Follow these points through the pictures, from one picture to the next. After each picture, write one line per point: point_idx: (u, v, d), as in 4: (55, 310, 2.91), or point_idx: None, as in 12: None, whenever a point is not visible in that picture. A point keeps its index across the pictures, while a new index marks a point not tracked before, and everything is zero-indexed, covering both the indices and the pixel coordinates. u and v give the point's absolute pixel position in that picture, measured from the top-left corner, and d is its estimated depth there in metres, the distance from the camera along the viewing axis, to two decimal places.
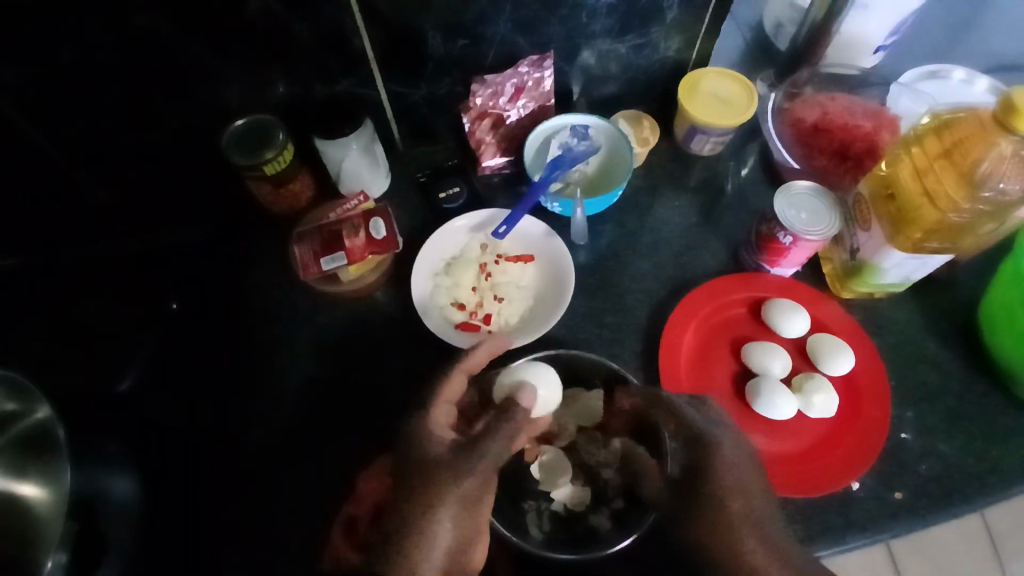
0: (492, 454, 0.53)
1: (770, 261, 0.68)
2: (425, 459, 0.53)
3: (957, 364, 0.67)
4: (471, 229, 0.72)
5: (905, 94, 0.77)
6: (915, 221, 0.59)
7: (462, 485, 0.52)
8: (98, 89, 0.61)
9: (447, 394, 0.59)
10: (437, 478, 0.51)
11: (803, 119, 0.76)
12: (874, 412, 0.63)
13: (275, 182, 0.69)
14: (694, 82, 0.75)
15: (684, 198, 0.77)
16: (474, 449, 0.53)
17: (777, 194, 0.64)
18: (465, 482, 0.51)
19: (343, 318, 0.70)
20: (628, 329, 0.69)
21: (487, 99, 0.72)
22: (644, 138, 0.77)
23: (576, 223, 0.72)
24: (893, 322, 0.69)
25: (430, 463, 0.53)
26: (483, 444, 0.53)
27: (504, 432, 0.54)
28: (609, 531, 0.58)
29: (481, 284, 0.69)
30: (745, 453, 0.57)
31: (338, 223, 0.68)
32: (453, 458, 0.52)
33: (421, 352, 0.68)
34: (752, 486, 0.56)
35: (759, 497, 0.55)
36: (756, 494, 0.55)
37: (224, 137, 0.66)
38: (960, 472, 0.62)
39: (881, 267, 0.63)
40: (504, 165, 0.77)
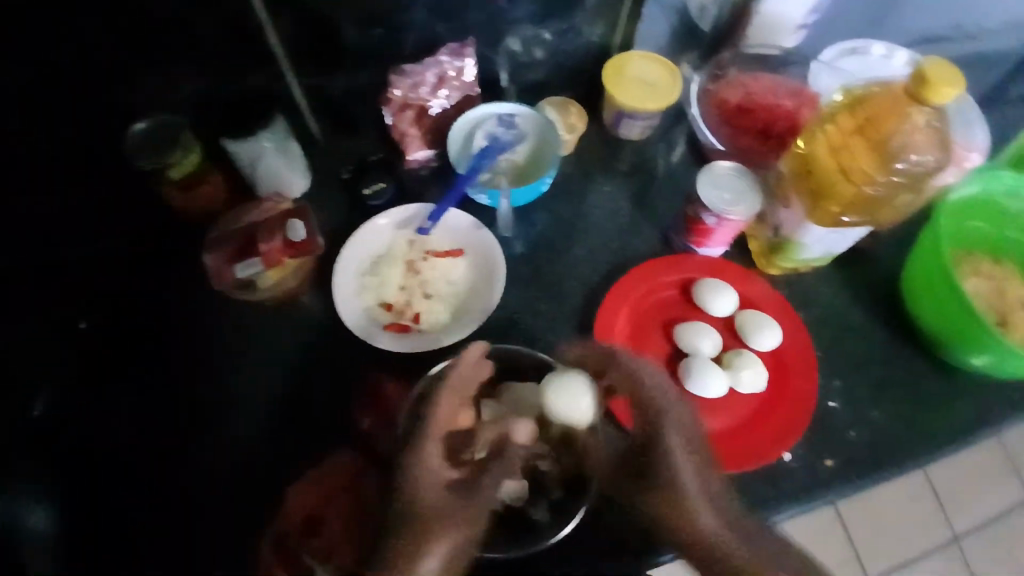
0: (486, 497, 0.50)
1: (697, 242, 0.69)
2: (421, 498, 0.49)
3: (883, 333, 0.69)
4: (396, 226, 0.69)
5: (824, 71, 0.78)
6: (832, 196, 0.60)
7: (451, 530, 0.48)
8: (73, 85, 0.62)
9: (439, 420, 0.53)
10: (434, 519, 0.48)
11: (727, 100, 0.77)
12: (802, 384, 0.63)
13: (185, 186, 0.66)
14: (620, 65, 0.74)
15: (615, 182, 0.77)
16: (471, 493, 0.50)
17: (700, 176, 0.64)
18: (456, 526, 0.48)
19: (268, 323, 0.67)
20: (562, 318, 0.69)
21: (407, 90, 0.70)
22: (572, 124, 0.76)
23: (502, 213, 0.71)
24: (820, 294, 0.70)
25: (427, 498, 0.49)
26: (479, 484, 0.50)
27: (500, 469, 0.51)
28: (546, 523, 0.59)
29: (410, 282, 0.67)
30: (685, 429, 0.56)
31: (254, 226, 0.65)
32: (445, 504, 0.49)
33: (351, 353, 0.66)
34: (696, 469, 0.55)
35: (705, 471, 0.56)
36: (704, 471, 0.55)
37: (128, 140, 0.64)
38: (888, 437, 0.64)
39: (804, 243, 0.63)
40: (432, 157, 0.73)
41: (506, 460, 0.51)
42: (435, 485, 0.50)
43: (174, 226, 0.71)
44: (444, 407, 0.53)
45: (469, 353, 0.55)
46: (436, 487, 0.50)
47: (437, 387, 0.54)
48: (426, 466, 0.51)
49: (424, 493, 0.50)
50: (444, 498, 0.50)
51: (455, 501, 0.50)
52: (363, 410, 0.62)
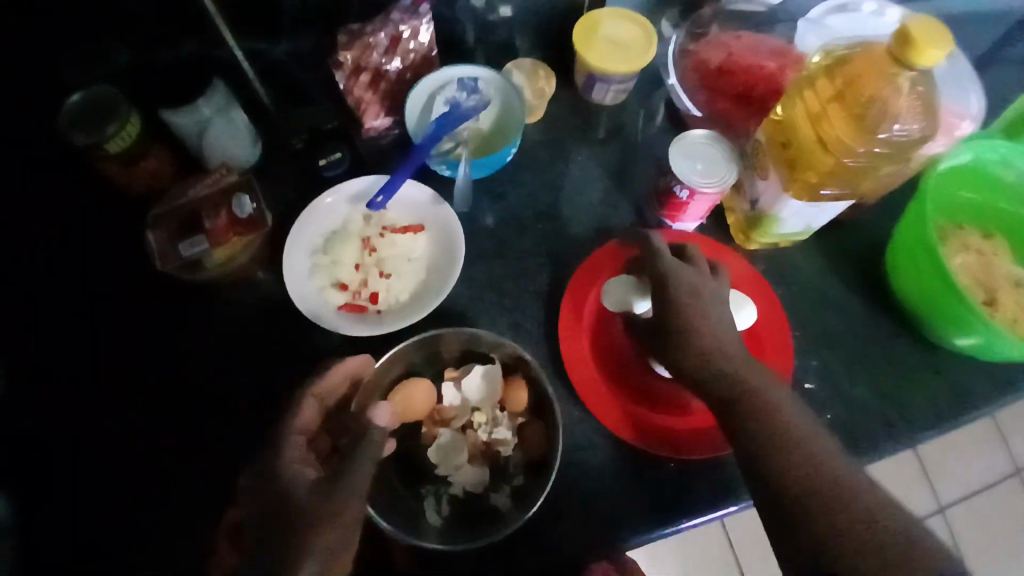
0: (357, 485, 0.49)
1: (671, 217, 0.65)
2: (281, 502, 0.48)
3: (862, 308, 0.66)
4: (351, 201, 0.65)
5: (812, 31, 0.70)
6: (809, 166, 0.56)
7: (323, 531, 0.46)
8: None
9: (298, 424, 0.53)
10: (302, 521, 0.46)
11: (707, 61, 0.72)
12: (777, 365, 0.61)
13: (124, 162, 0.61)
14: (591, 24, 0.69)
15: (587, 150, 0.73)
16: (344, 481, 0.49)
17: (672, 146, 0.60)
18: (326, 526, 0.46)
19: (219, 305, 0.64)
20: (529, 297, 0.65)
21: (360, 53, 0.64)
22: (541, 89, 0.72)
23: (461, 186, 0.67)
24: (801, 270, 0.67)
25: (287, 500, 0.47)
26: (342, 475, 0.49)
27: (365, 456, 0.50)
28: (508, 510, 0.56)
29: (365, 261, 0.63)
30: (699, 287, 0.56)
31: (196, 202, 0.61)
32: (312, 504, 0.47)
33: (307, 334, 0.63)
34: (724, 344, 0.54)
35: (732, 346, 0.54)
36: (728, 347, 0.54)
37: (64, 112, 0.59)
38: (865, 416, 0.62)
39: (780, 218, 0.60)
40: (392, 125, 0.69)
41: (376, 442, 0.51)
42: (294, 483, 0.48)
43: (117, 202, 0.67)
44: (304, 414, 0.53)
45: (347, 360, 0.56)
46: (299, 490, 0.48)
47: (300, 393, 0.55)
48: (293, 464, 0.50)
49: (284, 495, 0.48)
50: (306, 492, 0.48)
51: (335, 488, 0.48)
52: None
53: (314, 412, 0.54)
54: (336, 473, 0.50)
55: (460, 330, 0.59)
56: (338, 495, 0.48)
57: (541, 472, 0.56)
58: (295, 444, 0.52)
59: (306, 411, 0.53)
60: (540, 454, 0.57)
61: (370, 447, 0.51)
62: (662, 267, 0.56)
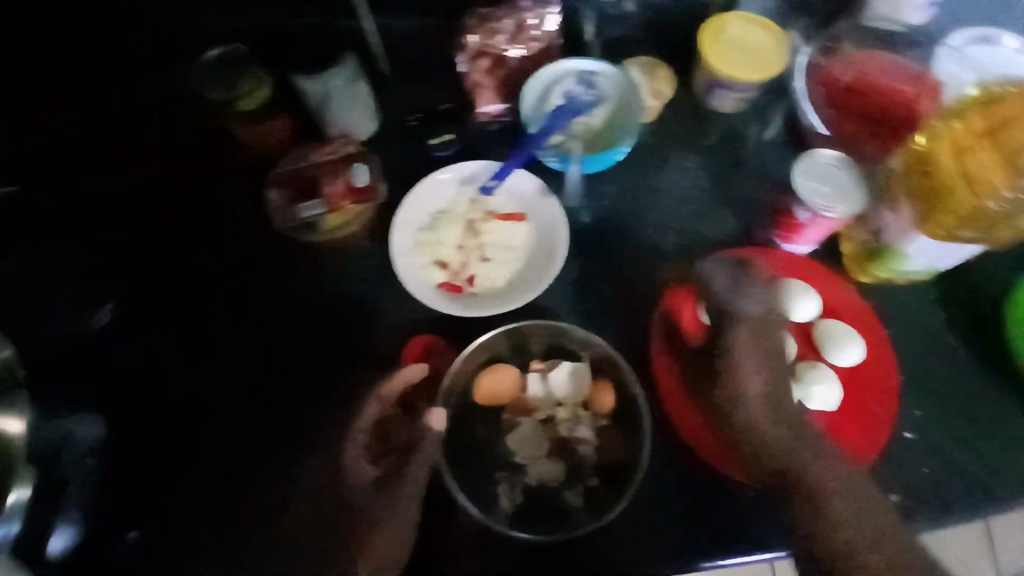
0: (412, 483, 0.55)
1: (784, 237, 0.64)
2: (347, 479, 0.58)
3: (972, 363, 0.62)
4: (459, 182, 0.66)
5: (950, 57, 0.67)
6: (947, 204, 0.52)
7: (380, 531, 0.54)
8: None
9: (362, 422, 0.59)
10: (366, 528, 0.54)
11: (838, 79, 0.68)
12: (876, 408, 0.59)
13: (250, 122, 0.64)
14: (719, 27, 0.67)
15: (697, 158, 0.70)
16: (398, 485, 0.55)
17: (798, 162, 0.59)
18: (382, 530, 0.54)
19: (321, 273, 0.66)
20: (621, 302, 0.65)
21: (484, 36, 0.65)
22: (659, 90, 0.70)
23: (570, 181, 0.68)
24: (913, 311, 0.64)
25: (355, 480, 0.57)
26: (399, 477, 0.55)
27: (417, 462, 0.55)
28: (580, 510, 0.57)
29: (467, 243, 0.64)
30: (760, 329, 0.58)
31: (317, 168, 0.64)
32: (370, 502, 0.56)
33: (401, 311, 0.64)
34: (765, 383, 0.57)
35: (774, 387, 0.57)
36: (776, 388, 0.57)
37: (199, 65, 0.63)
38: (960, 478, 0.58)
39: (905, 253, 0.58)
40: (503, 112, 0.68)
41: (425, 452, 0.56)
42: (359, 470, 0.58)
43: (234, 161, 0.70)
44: (367, 414, 0.59)
45: (406, 367, 0.59)
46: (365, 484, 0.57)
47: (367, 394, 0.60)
48: (354, 462, 0.58)
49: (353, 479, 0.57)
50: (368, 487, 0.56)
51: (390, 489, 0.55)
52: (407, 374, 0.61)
53: (376, 410, 0.59)
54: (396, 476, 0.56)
55: (542, 325, 0.59)
56: (397, 496, 0.55)
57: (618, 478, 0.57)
58: (355, 445, 0.59)
59: (369, 411, 0.59)
60: (620, 461, 0.57)
61: (419, 457, 0.56)
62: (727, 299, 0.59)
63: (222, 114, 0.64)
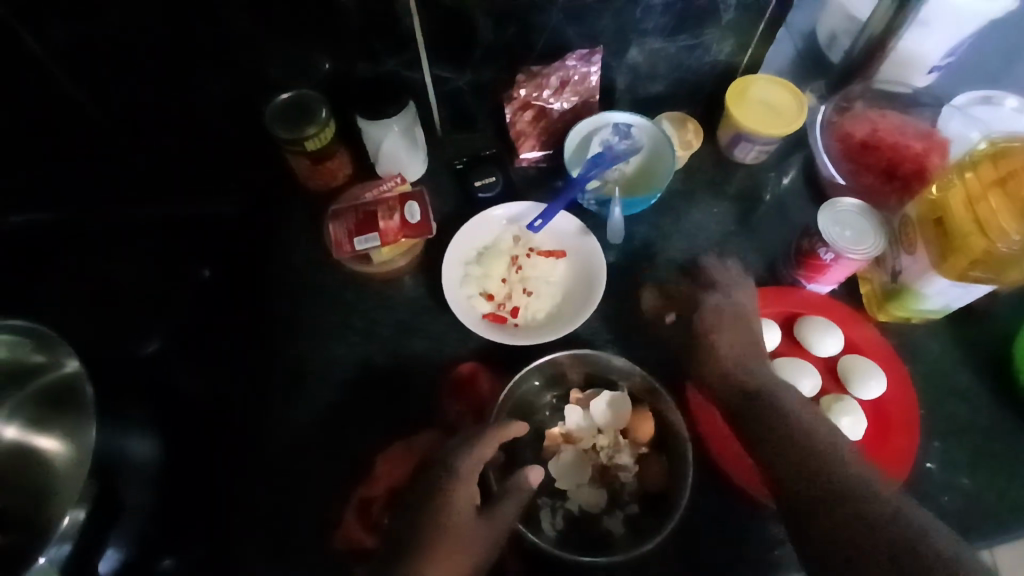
0: (501, 517, 0.52)
1: (808, 277, 0.68)
2: (449, 508, 0.51)
3: (988, 399, 0.65)
4: (506, 221, 0.71)
5: (957, 116, 0.74)
6: (963, 248, 0.57)
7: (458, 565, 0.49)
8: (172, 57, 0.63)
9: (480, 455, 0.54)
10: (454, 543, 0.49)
11: (852, 134, 0.74)
12: (900, 440, 0.62)
13: (314, 159, 0.69)
14: (744, 87, 0.74)
15: (722, 203, 0.76)
16: (494, 517, 0.52)
17: (822, 210, 0.64)
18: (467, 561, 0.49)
19: (370, 299, 0.70)
20: (655, 334, 0.69)
21: (531, 91, 0.71)
22: (688, 141, 0.76)
23: (614, 222, 0.71)
24: (928, 349, 0.68)
25: (459, 507, 0.51)
26: (497, 513, 0.53)
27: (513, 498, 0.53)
28: (621, 538, 0.59)
29: (511, 277, 0.69)
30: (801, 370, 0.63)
31: (374, 204, 0.69)
32: (462, 530, 0.50)
33: (448, 338, 0.68)
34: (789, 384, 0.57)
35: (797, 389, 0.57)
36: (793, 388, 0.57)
37: (267, 109, 0.66)
38: (981, 510, 0.61)
39: (922, 293, 0.62)
40: (541, 159, 0.76)
41: (518, 496, 0.53)
42: (466, 505, 0.52)
43: (294, 195, 0.75)
44: (483, 450, 0.54)
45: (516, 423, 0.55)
46: (470, 513, 0.51)
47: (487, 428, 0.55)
48: (462, 492, 0.52)
49: (455, 506, 0.51)
50: (467, 515, 0.51)
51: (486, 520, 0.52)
52: (454, 397, 0.64)
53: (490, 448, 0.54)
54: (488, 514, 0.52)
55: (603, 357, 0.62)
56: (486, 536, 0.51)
57: (660, 505, 0.59)
58: (468, 471, 0.53)
59: (487, 448, 0.54)
60: (660, 490, 0.59)
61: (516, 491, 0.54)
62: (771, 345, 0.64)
63: (288, 153, 0.68)
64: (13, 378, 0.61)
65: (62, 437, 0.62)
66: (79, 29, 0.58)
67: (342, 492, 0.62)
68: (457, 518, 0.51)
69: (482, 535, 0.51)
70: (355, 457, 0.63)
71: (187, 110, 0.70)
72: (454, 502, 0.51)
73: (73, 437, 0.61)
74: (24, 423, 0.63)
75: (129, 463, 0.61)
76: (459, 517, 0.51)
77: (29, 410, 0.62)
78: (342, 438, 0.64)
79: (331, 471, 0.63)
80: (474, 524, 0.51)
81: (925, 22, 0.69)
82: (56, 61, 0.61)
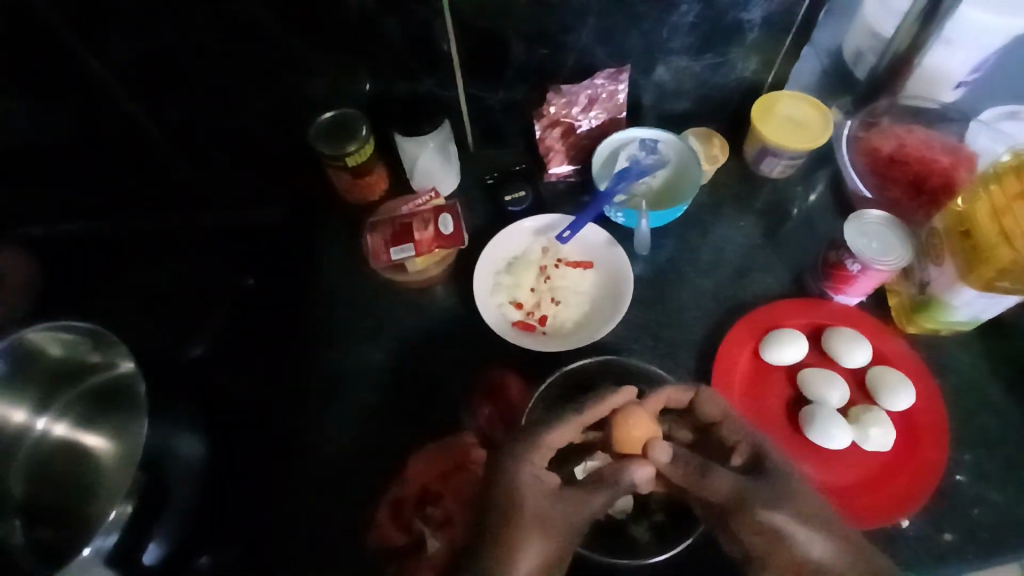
0: (586, 505, 0.51)
1: (835, 288, 0.68)
2: (523, 485, 0.51)
3: (1021, 413, 0.65)
4: (535, 232, 0.74)
5: (984, 132, 0.74)
6: (989, 260, 0.57)
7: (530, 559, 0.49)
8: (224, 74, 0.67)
9: (553, 440, 0.54)
10: (525, 526, 0.49)
11: (879, 148, 0.75)
12: (930, 452, 0.62)
13: (354, 173, 0.72)
14: (770, 104, 0.75)
15: (748, 218, 0.77)
16: (581, 501, 0.51)
17: (848, 222, 0.65)
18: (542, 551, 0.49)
19: (404, 307, 0.73)
20: (681, 343, 0.70)
21: (560, 108, 0.74)
22: (714, 156, 0.77)
23: (641, 233, 0.73)
24: (958, 362, 0.68)
25: (534, 493, 0.51)
26: (589, 499, 0.51)
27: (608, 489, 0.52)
28: (648, 545, 0.58)
29: (541, 286, 0.72)
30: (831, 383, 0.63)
31: (410, 216, 0.72)
32: (548, 517, 0.50)
33: (479, 346, 0.70)
34: (801, 494, 0.52)
35: (809, 497, 0.52)
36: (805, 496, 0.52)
37: (312, 127, 0.70)
38: (1016, 524, 0.60)
39: (951, 304, 0.62)
40: (570, 173, 0.78)
41: (613, 489, 0.51)
42: (539, 488, 0.51)
43: (333, 208, 0.79)
44: (563, 433, 0.54)
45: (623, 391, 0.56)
46: (542, 495, 0.51)
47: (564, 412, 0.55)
48: (530, 472, 0.52)
49: (530, 496, 0.51)
50: (539, 499, 0.51)
51: (564, 497, 0.51)
52: (484, 401, 0.66)
53: (568, 432, 0.54)
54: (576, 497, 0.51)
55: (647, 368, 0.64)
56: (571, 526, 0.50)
57: (687, 514, 0.59)
58: (541, 459, 0.53)
59: (566, 433, 0.54)
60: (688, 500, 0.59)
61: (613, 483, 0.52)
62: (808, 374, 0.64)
63: (329, 167, 0.71)
64: (69, 376, 0.67)
65: (109, 436, 0.68)
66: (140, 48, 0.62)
67: (374, 493, 0.64)
68: (529, 504, 0.50)
69: (562, 522, 0.50)
70: (388, 458, 0.66)
71: (236, 125, 0.75)
72: (529, 485, 0.51)
73: (121, 436, 0.67)
74: (71, 422, 0.68)
75: (177, 463, 0.64)
76: (530, 504, 0.50)
77: (79, 410, 0.68)
78: (377, 440, 0.66)
79: (365, 471, 0.65)
80: (553, 508, 0.50)
81: (948, 40, 0.70)
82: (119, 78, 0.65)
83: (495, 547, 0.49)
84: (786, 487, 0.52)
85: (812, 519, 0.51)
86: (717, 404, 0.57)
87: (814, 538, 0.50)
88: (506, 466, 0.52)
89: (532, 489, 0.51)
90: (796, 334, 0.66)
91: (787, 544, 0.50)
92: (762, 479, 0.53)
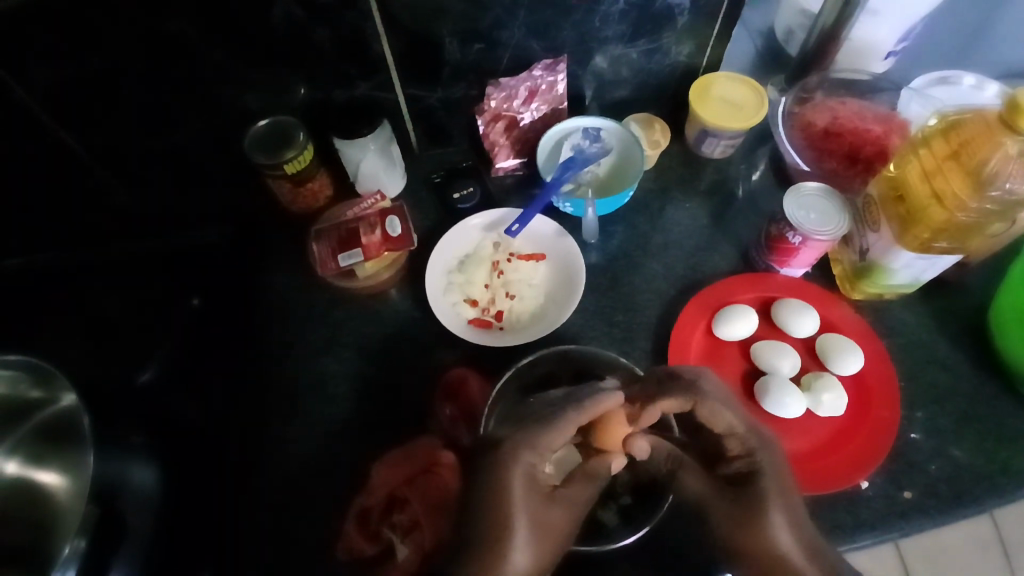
0: (574, 502, 0.54)
1: (780, 261, 0.70)
2: (508, 487, 0.51)
3: (967, 366, 0.67)
4: (484, 229, 0.75)
5: (915, 99, 0.76)
6: (922, 221, 0.59)
7: (513, 557, 0.49)
8: (150, 91, 0.64)
9: (549, 441, 0.52)
10: (512, 527, 0.50)
11: (814, 123, 0.77)
12: (882, 411, 0.64)
13: (294, 182, 0.71)
14: (705, 86, 0.77)
15: (695, 199, 0.78)
16: (571, 501, 0.53)
17: (786, 195, 0.66)
18: (517, 557, 0.49)
19: (359, 315, 0.72)
20: (639, 327, 0.70)
21: (501, 102, 0.73)
22: (656, 141, 0.78)
23: (587, 222, 0.73)
24: (903, 323, 0.70)
25: (525, 491, 0.51)
26: (580, 500, 0.54)
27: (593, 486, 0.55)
28: (616, 529, 0.58)
29: (494, 282, 0.72)
30: (779, 356, 0.65)
31: (355, 221, 0.71)
32: (545, 518, 0.51)
33: (436, 347, 0.70)
34: (795, 497, 0.54)
35: (798, 501, 0.54)
36: (795, 500, 0.54)
37: (247, 137, 0.68)
38: (971, 475, 0.62)
39: (891, 267, 0.64)
40: (517, 167, 0.79)
41: (597, 484, 0.55)
42: (533, 486, 0.52)
43: (280, 220, 0.77)
44: (558, 433, 0.53)
45: (604, 396, 0.53)
46: (540, 499, 0.52)
47: (561, 409, 0.53)
48: (523, 471, 0.52)
49: (519, 494, 0.51)
50: (534, 498, 0.51)
51: (556, 498, 0.53)
52: (445, 401, 0.66)
53: (567, 431, 0.53)
54: (566, 496, 0.53)
55: (610, 356, 0.64)
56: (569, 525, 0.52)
57: (651, 495, 0.59)
58: (541, 458, 0.53)
59: (561, 435, 0.53)
60: (652, 477, 0.59)
61: (591, 476, 0.55)
62: (757, 351, 0.66)
63: (269, 178, 0.69)
64: (11, 415, 0.62)
65: (63, 470, 0.62)
66: (55, 71, 0.59)
67: (342, 505, 0.63)
68: (521, 505, 0.51)
69: (554, 521, 0.52)
70: (355, 468, 0.64)
71: (168, 142, 0.72)
72: (512, 487, 0.51)
73: (73, 469, 0.62)
74: (25, 459, 0.63)
75: (129, 493, 0.63)
76: (522, 503, 0.51)
77: (30, 445, 0.63)
78: (341, 454, 0.65)
79: (331, 484, 0.64)
80: (549, 508, 0.52)
81: (874, 11, 0.73)
82: (35, 103, 0.62)
83: (485, 548, 0.49)
84: (776, 495, 0.53)
85: (796, 522, 0.53)
86: (721, 412, 0.54)
87: (799, 541, 0.52)
88: (502, 464, 0.52)
89: (520, 491, 0.51)
90: (746, 308, 0.68)
91: (774, 547, 0.52)
92: (753, 488, 0.53)
